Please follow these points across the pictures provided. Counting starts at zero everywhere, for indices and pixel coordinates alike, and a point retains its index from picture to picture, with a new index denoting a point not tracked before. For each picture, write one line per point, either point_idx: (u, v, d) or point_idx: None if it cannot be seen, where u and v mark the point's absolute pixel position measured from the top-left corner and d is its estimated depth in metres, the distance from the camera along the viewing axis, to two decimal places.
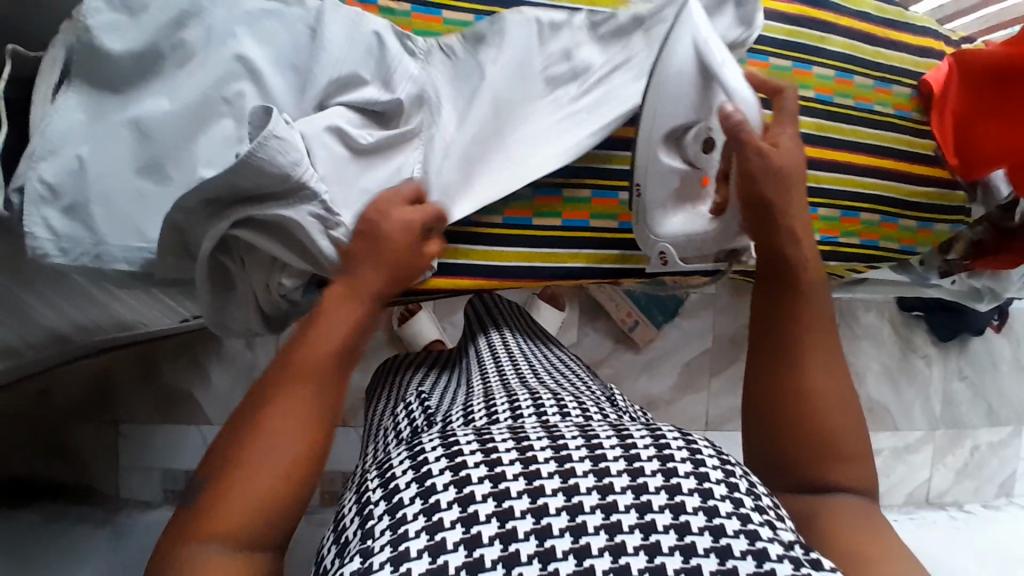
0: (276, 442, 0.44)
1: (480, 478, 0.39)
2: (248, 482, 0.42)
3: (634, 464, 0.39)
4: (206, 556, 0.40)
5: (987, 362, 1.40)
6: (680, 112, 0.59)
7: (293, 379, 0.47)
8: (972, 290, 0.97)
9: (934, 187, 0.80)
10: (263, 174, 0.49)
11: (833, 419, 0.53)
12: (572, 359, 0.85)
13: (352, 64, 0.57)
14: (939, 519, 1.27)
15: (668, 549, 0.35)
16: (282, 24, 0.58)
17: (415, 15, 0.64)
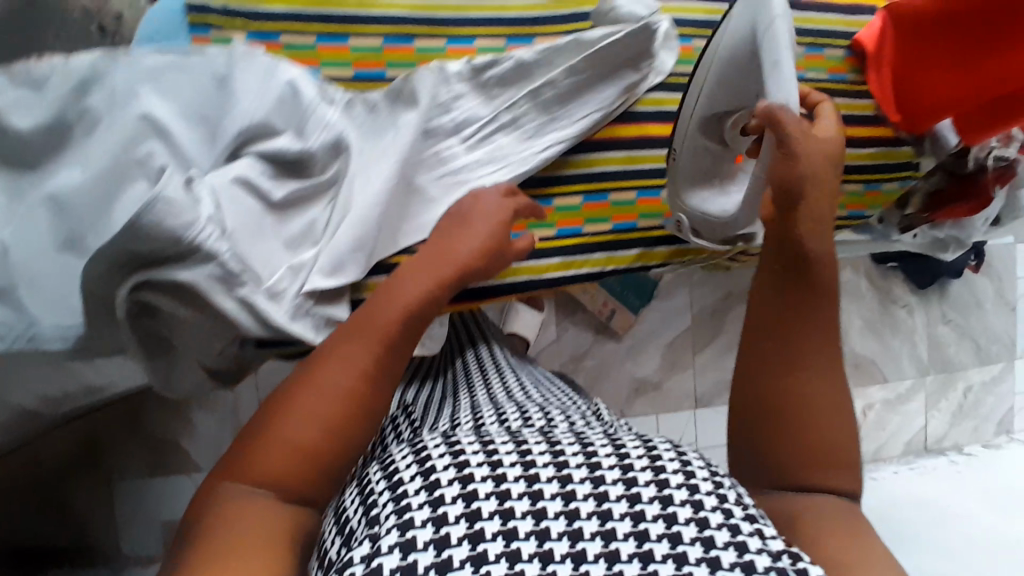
0: (321, 408, 0.48)
1: (483, 477, 0.42)
2: (281, 446, 0.46)
3: (628, 475, 0.43)
4: (247, 500, 0.45)
5: (970, 302, 1.39)
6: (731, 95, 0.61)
7: (341, 358, 0.50)
8: (936, 242, 0.96)
9: (878, 147, 0.78)
10: (151, 238, 0.47)
11: (820, 419, 0.51)
12: (550, 380, 0.85)
13: (262, 113, 0.56)
14: (939, 466, 1.29)
15: (661, 557, 0.39)
16: (185, 76, 0.56)
17: (320, 47, 0.60)
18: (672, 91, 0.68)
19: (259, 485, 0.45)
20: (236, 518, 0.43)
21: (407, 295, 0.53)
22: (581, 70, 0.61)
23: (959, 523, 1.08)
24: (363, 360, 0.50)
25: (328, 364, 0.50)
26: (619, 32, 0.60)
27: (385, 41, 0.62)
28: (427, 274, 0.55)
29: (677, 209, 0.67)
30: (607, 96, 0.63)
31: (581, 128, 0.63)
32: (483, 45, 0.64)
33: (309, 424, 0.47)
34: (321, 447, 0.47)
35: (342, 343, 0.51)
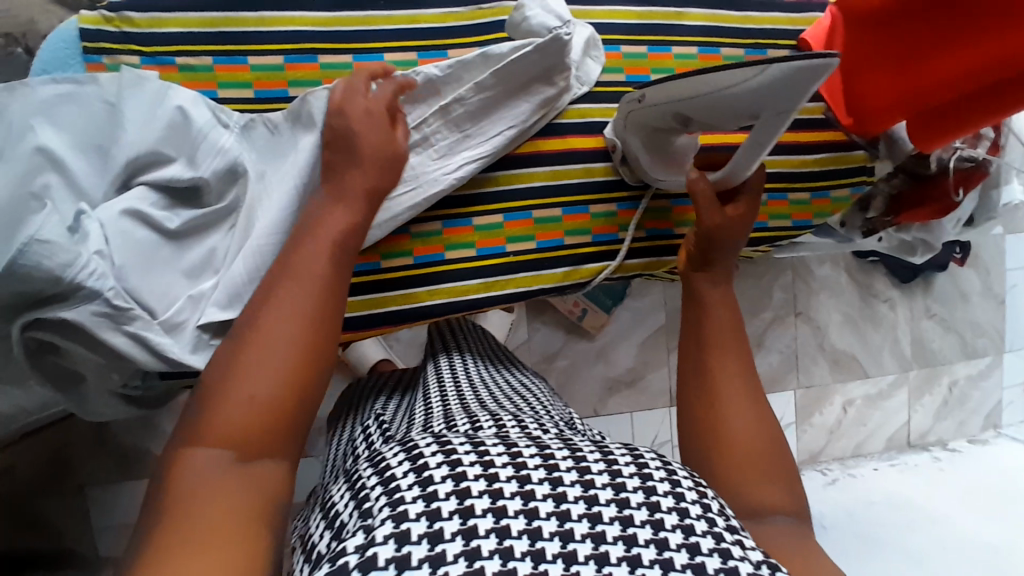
0: (280, 362, 0.44)
1: (476, 477, 0.40)
2: (243, 408, 0.42)
3: (617, 481, 0.42)
4: (210, 465, 0.40)
5: (956, 295, 1.35)
6: (717, 117, 0.55)
7: (286, 303, 0.46)
8: (903, 243, 0.92)
9: (825, 152, 0.74)
10: (27, 281, 0.46)
11: (742, 440, 0.55)
12: (534, 382, 0.80)
13: (150, 141, 0.55)
14: (920, 463, 1.26)
15: (649, 562, 0.38)
16: (79, 104, 0.54)
17: (218, 68, 0.59)
18: (596, 101, 0.66)
19: (224, 448, 0.41)
20: (203, 476, 0.39)
21: (343, 217, 0.50)
22: (493, 86, 0.58)
23: (932, 524, 1.06)
24: (319, 305, 0.46)
25: (273, 311, 0.45)
26: (530, 45, 0.56)
27: (287, 58, 0.60)
28: (346, 190, 0.51)
29: (617, 133, 0.64)
30: (519, 112, 0.61)
31: (496, 146, 0.60)
32: (392, 59, 0.62)
33: (271, 377, 0.43)
34: (284, 404, 0.43)
35: (280, 285, 0.46)
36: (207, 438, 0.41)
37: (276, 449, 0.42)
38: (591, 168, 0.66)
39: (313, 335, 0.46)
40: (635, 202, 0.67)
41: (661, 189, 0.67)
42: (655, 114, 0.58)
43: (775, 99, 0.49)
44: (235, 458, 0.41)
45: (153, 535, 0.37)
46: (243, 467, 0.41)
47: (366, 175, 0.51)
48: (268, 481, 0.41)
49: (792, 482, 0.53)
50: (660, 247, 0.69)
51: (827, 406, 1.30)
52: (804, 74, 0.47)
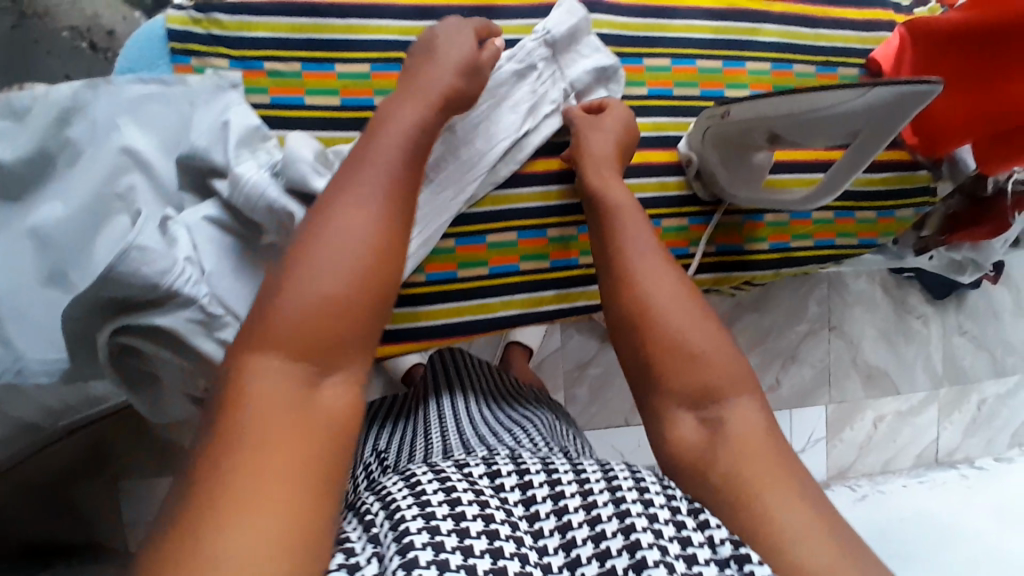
0: (349, 266, 0.41)
1: (468, 503, 0.38)
2: (338, 314, 0.40)
3: (589, 498, 0.39)
4: (270, 372, 0.38)
5: (987, 313, 1.35)
6: (811, 136, 0.55)
7: (334, 224, 0.43)
8: (952, 263, 0.92)
9: (890, 173, 0.73)
10: (124, 286, 0.48)
11: (675, 325, 0.48)
12: (540, 413, 0.80)
13: (207, 146, 0.54)
14: (949, 479, 1.27)
15: (621, 567, 0.35)
16: (166, 106, 0.55)
17: (306, 75, 0.59)
18: (670, 115, 0.66)
19: (303, 360, 0.39)
20: (268, 411, 0.36)
21: (411, 112, 0.49)
22: (492, 104, 0.58)
23: (964, 538, 1.07)
24: (375, 235, 0.43)
25: (333, 221, 0.43)
26: (507, 64, 0.58)
27: (372, 67, 0.60)
28: (424, 91, 0.50)
29: (694, 147, 0.64)
30: (512, 126, 0.59)
31: (485, 163, 0.58)
32: None
33: (345, 276, 0.41)
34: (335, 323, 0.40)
35: (341, 192, 0.44)
36: (268, 341, 0.39)
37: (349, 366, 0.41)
38: (667, 183, 0.65)
39: (381, 238, 0.43)
40: (707, 218, 0.67)
41: (733, 205, 0.67)
42: (746, 130, 0.58)
43: (875, 121, 0.50)
44: (313, 371, 0.39)
45: (230, 454, 0.34)
46: (318, 383, 0.39)
47: (414, 115, 0.49)
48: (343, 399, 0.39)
49: (744, 360, 0.48)
50: (730, 263, 0.68)
51: (858, 421, 1.30)
52: (905, 100, 0.47)
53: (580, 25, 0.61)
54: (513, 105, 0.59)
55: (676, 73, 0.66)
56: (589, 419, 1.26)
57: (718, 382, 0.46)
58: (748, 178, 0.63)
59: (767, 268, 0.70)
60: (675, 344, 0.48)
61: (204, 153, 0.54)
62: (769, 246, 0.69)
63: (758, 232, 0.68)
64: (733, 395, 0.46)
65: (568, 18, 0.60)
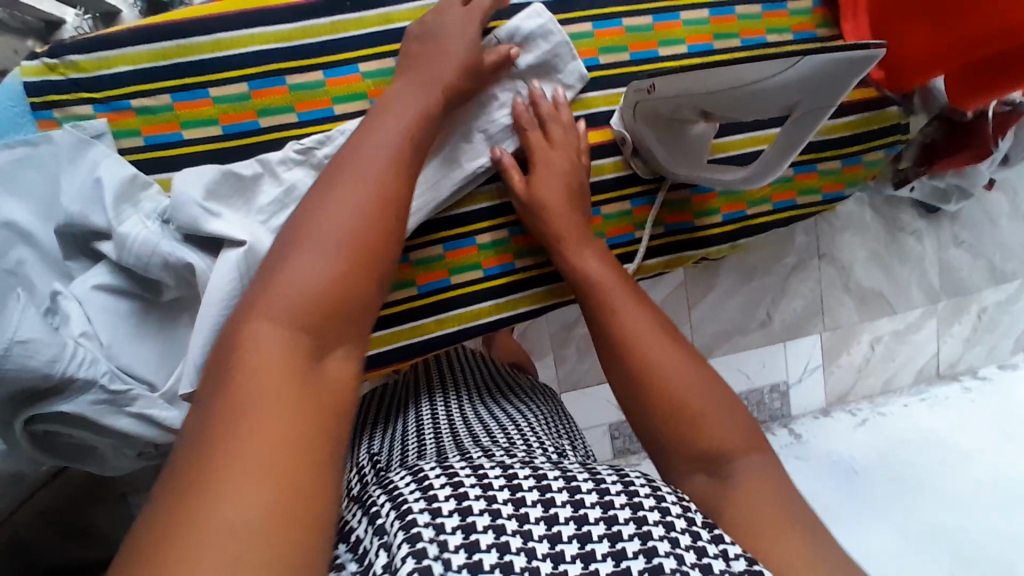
0: (341, 248, 0.38)
1: (484, 526, 0.36)
2: (332, 293, 0.36)
3: (610, 513, 0.39)
4: (262, 335, 0.34)
5: (984, 219, 1.28)
6: (749, 108, 0.49)
7: (331, 214, 0.39)
8: (936, 192, 0.85)
9: (856, 115, 0.66)
10: (14, 384, 0.44)
11: (672, 370, 0.48)
12: (537, 399, 0.75)
13: (81, 208, 0.49)
14: (951, 395, 1.24)
15: (633, 553, 0.36)
16: (37, 166, 0.50)
17: (179, 105, 0.53)
18: (598, 87, 0.59)
19: (304, 334, 0.35)
20: (263, 392, 0.31)
21: (421, 101, 0.47)
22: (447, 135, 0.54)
23: (966, 460, 1.06)
24: (361, 228, 0.38)
25: (332, 203, 0.39)
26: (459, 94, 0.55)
27: (251, 84, 0.54)
28: (433, 79, 0.49)
29: (628, 125, 0.58)
30: (464, 149, 0.55)
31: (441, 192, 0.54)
32: (368, 70, 0.55)
33: (340, 250, 0.38)
34: (329, 303, 0.36)
35: (340, 173, 0.41)
36: (268, 308, 0.35)
37: (347, 344, 0.37)
38: (602, 167, 0.60)
39: (360, 236, 0.38)
40: (651, 197, 0.61)
41: (678, 180, 0.61)
42: (677, 102, 0.52)
43: (812, 92, 0.44)
44: (315, 345, 0.35)
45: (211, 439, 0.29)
46: (317, 367, 0.34)
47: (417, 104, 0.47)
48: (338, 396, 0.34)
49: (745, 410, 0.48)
50: (682, 241, 0.63)
51: (854, 345, 1.27)
52: (844, 67, 0.42)
53: (557, 51, 0.56)
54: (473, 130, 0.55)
55: (600, 37, 0.59)
56: (581, 378, 1.25)
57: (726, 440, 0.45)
58: (694, 153, 0.58)
59: (724, 240, 0.65)
60: (676, 403, 0.47)
61: (82, 218, 0.49)
62: (724, 217, 0.64)
63: (710, 203, 0.63)
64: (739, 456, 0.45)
65: (539, 44, 0.55)
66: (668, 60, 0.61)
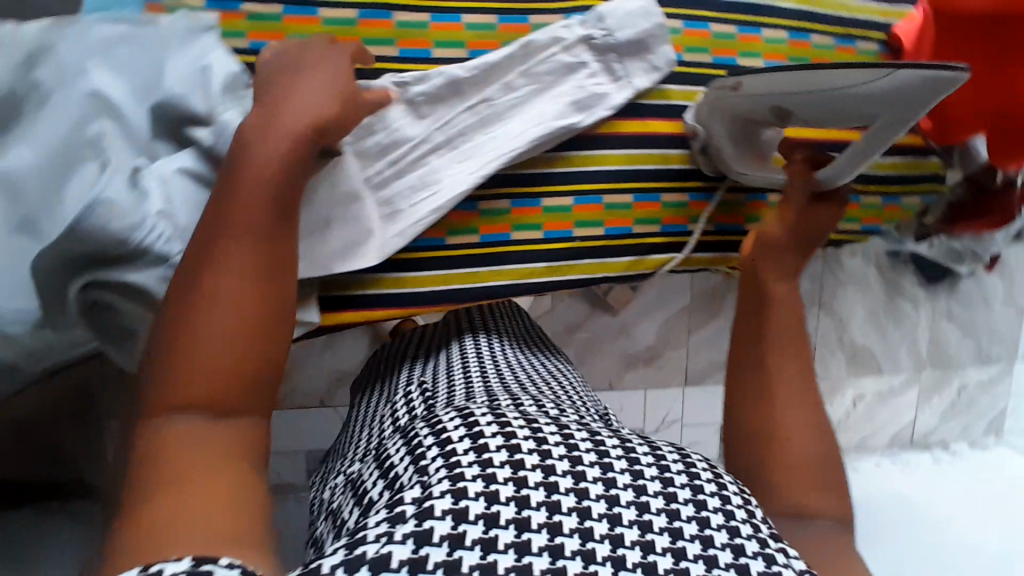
0: (227, 322, 0.43)
1: (507, 497, 0.41)
2: (220, 371, 0.42)
3: (644, 516, 0.43)
4: (176, 426, 0.40)
5: (979, 299, 1.34)
6: (833, 115, 0.53)
7: (213, 287, 0.43)
8: (951, 252, 0.91)
9: (904, 157, 0.72)
10: (94, 240, 0.46)
11: (783, 424, 0.56)
12: (566, 368, 0.83)
13: (179, 89, 0.51)
14: (920, 463, 1.29)
15: (569, 529, 0.41)
16: (139, 44, 0.52)
17: (287, 18, 0.55)
18: (680, 82, 0.61)
19: (202, 408, 0.41)
20: (192, 455, 0.39)
21: (311, 95, 0.48)
22: (532, 93, 0.57)
23: (928, 523, 1.10)
24: (244, 309, 0.43)
25: (212, 273, 0.43)
26: (553, 53, 0.57)
27: (361, 12, 0.55)
28: (323, 67, 0.49)
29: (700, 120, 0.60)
30: (549, 110, 0.57)
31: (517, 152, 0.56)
32: (472, 22, 0.57)
33: (229, 313, 0.43)
34: (235, 368, 0.43)
35: (217, 242, 0.44)
36: (174, 366, 0.41)
37: (252, 409, 0.44)
38: (665, 155, 0.62)
39: (236, 304, 0.43)
40: (708, 193, 0.65)
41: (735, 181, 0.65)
42: (767, 83, 0.52)
43: (897, 105, 0.48)
44: (212, 410, 0.42)
45: (137, 486, 0.38)
46: (217, 421, 0.42)
47: (268, 180, 0.46)
48: (243, 436, 0.42)
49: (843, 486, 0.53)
50: (726, 242, 0.67)
51: (838, 398, 1.29)
52: (928, 85, 0.45)
53: (653, 32, 0.58)
54: (562, 93, 0.57)
55: (687, 36, 0.61)
56: None
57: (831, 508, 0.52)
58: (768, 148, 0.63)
59: None
60: (787, 449, 0.54)
61: (181, 99, 0.51)
62: None
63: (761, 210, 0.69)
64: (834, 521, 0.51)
65: (638, 22, 0.57)
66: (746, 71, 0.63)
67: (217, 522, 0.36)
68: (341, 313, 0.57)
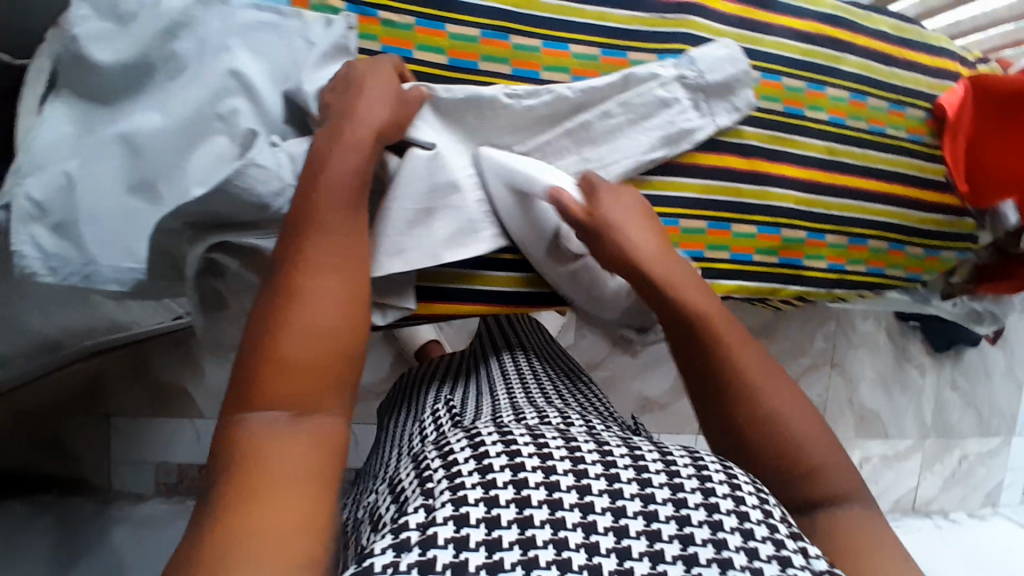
0: (319, 319, 0.42)
1: (540, 501, 0.37)
2: (296, 379, 0.41)
3: (681, 512, 0.38)
4: (261, 424, 0.39)
5: (980, 372, 1.41)
6: (526, 227, 0.60)
7: (303, 291, 0.43)
8: (971, 314, 0.97)
9: (945, 215, 0.77)
10: (237, 202, 0.49)
11: (794, 425, 0.49)
12: (591, 387, 0.78)
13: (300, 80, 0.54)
14: (924, 526, 1.29)
15: (606, 550, 0.36)
16: (278, 35, 0.57)
17: (419, 29, 0.58)
18: (754, 124, 0.67)
19: (276, 408, 0.40)
20: (277, 458, 0.38)
21: (378, 113, 0.50)
22: (625, 119, 0.62)
23: None
24: (328, 315, 0.43)
25: (305, 275, 0.44)
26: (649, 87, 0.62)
27: (482, 32, 0.59)
28: (383, 93, 0.52)
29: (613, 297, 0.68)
30: (642, 139, 0.62)
31: (610, 174, 0.61)
32: (578, 51, 0.62)
33: (320, 311, 0.43)
34: (314, 371, 0.41)
35: (303, 242, 0.45)
36: (275, 368, 0.40)
37: (333, 408, 0.42)
38: (737, 188, 0.66)
39: (313, 298, 0.43)
40: (777, 228, 0.68)
41: (797, 219, 0.69)
42: (572, 278, 0.64)
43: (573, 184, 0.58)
44: (292, 413, 0.40)
45: (212, 497, 0.36)
46: (301, 420, 0.40)
47: (341, 201, 0.47)
48: (323, 434, 0.41)
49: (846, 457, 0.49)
50: (786, 275, 0.70)
51: None
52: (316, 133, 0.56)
53: (738, 76, 0.64)
54: (651, 124, 0.62)
55: (763, 86, 0.67)
56: None
57: (843, 488, 0.48)
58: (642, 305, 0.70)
59: (823, 285, 0.73)
60: (798, 454, 0.48)
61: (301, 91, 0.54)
62: (827, 265, 0.72)
63: (819, 249, 0.71)
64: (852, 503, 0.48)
65: (726, 66, 0.64)
66: (812, 123, 0.69)
67: (288, 530, 0.34)
68: (436, 304, 0.61)
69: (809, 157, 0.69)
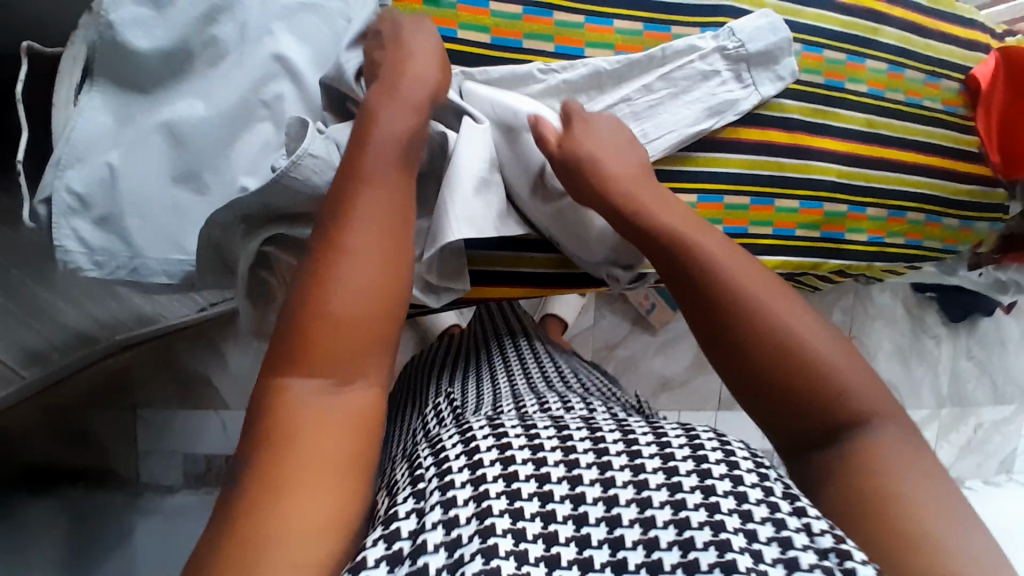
0: (362, 285, 0.42)
1: (530, 493, 0.36)
2: (342, 342, 0.41)
3: (676, 497, 0.35)
4: (307, 388, 0.39)
5: (995, 341, 1.43)
6: (512, 163, 0.57)
7: (348, 246, 0.43)
8: (997, 283, 0.99)
9: (978, 185, 0.77)
10: (292, 190, 0.50)
11: (810, 352, 0.47)
12: (591, 369, 0.80)
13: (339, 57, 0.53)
14: None
15: (597, 542, 0.34)
16: (321, 18, 0.56)
17: (461, 8, 0.57)
18: (796, 97, 0.66)
19: (319, 373, 0.40)
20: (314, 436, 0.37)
21: (425, 82, 0.49)
22: (668, 94, 0.61)
23: None
24: (377, 280, 0.43)
25: (349, 233, 0.43)
26: (690, 61, 0.61)
27: (525, 9, 0.58)
28: (433, 63, 0.51)
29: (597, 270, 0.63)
30: (688, 115, 0.61)
31: (654, 149, 0.60)
32: (621, 27, 0.61)
33: (365, 275, 0.42)
34: (355, 332, 0.41)
35: (354, 200, 0.44)
36: (322, 323, 0.41)
37: (372, 375, 0.42)
38: (783, 164, 0.66)
39: (365, 259, 0.43)
40: (819, 202, 0.68)
41: (838, 194, 0.69)
42: (556, 220, 0.59)
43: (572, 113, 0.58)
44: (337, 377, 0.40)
45: (247, 465, 0.36)
46: (343, 390, 0.40)
47: (389, 163, 0.46)
48: (362, 407, 0.40)
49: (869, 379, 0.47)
50: (828, 249, 0.71)
51: None
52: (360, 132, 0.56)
53: (780, 45, 0.63)
54: (694, 99, 0.61)
55: (804, 59, 0.66)
56: None
57: (863, 407, 0.45)
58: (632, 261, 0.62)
59: (864, 259, 0.74)
60: (822, 383, 0.46)
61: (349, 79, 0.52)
62: (867, 239, 0.73)
63: (860, 223, 0.71)
64: (874, 420, 0.45)
65: (767, 35, 0.62)
66: (851, 95, 0.69)
67: (304, 525, 0.34)
68: (485, 288, 0.62)
69: (849, 130, 0.69)
